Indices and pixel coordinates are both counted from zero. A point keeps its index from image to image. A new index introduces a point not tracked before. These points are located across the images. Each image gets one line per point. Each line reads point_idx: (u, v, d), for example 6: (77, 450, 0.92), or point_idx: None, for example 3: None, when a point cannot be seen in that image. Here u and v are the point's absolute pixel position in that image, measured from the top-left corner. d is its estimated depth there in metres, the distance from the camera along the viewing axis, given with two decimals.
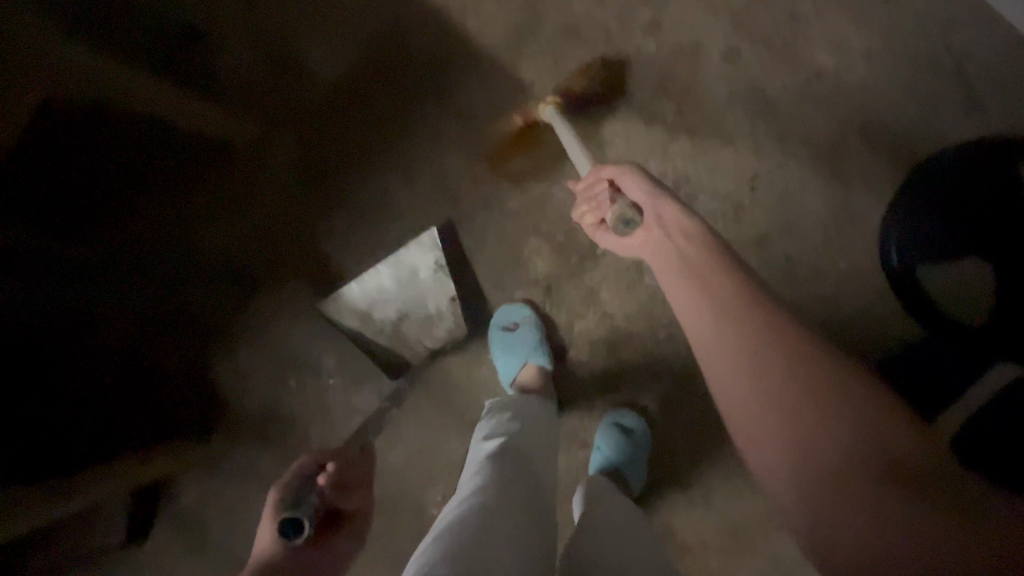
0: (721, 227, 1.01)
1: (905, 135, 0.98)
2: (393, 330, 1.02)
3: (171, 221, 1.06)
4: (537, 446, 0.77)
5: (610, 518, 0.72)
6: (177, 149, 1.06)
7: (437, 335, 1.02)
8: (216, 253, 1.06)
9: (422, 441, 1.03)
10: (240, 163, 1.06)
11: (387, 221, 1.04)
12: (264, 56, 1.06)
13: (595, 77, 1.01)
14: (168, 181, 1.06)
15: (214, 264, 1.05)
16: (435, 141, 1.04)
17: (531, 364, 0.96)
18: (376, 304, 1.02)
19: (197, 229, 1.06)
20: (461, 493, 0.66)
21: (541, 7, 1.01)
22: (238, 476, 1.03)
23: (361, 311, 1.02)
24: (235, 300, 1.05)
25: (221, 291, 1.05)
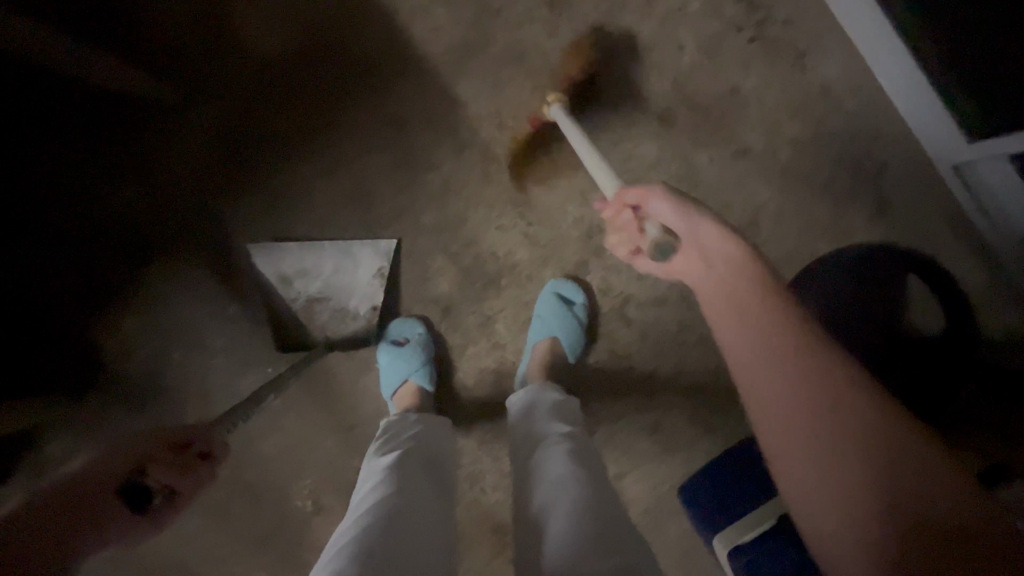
0: (623, 282, 1.03)
1: (815, 228, 0.99)
2: (305, 310, 1.04)
3: (77, 172, 1.02)
4: (436, 451, 0.78)
5: (553, 478, 0.70)
6: (93, 102, 1.02)
7: (343, 329, 1.05)
8: (120, 214, 1.02)
9: (297, 434, 1.05)
10: (158, 125, 1.03)
11: (298, 215, 1.03)
12: (197, 17, 1.01)
13: (531, 109, 1.00)
14: (81, 131, 1.02)
15: (116, 224, 1.02)
16: (361, 141, 1.02)
17: (412, 383, 0.97)
18: (303, 274, 1.03)
19: (103, 185, 1.02)
20: (354, 509, 0.66)
21: (490, 26, 0.99)
22: (103, 440, 1.03)
23: (287, 274, 1.02)
24: (132, 265, 1.02)
25: (118, 255, 1.03)
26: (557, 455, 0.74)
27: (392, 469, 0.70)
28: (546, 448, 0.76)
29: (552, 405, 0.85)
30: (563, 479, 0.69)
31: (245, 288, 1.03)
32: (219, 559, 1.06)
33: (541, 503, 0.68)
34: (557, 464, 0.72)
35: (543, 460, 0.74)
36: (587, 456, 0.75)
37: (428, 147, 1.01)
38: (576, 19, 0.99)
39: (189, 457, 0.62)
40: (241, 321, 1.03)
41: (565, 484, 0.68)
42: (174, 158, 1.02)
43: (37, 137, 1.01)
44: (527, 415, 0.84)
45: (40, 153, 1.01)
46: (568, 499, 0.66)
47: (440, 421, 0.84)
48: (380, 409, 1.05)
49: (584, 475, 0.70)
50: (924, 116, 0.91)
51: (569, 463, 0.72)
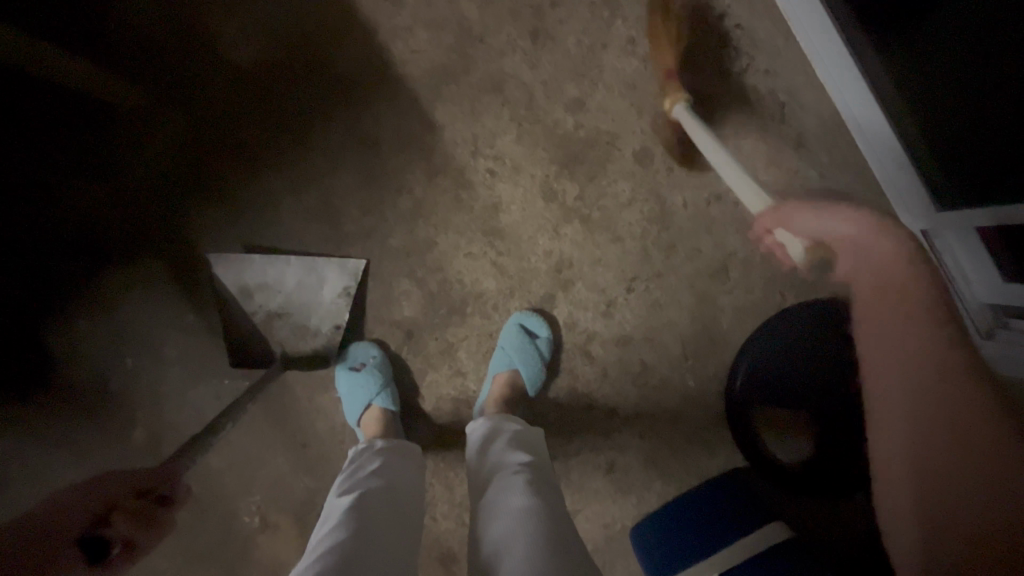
0: (589, 318, 1.01)
1: (783, 279, 0.99)
2: (262, 322, 1.01)
3: (40, 170, 1.01)
4: (404, 482, 0.73)
5: (510, 515, 0.65)
6: (58, 100, 1.00)
7: (301, 347, 1.01)
8: (80, 216, 1.01)
9: (248, 449, 1.03)
10: (123, 126, 1.01)
11: (263, 227, 1.01)
12: (174, 22, 1.01)
13: (507, 137, 1.00)
14: (46, 128, 1.00)
15: (76, 225, 1.01)
16: (334, 157, 1.01)
17: (374, 407, 0.95)
18: (264, 288, 1.00)
19: (66, 185, 1.01)
20: (304, 565, 0.60)
21: (471, 52, 0.99)
22: (48, 442, 1.02)
23: (248, 286, 1.00)
24: (90, 267, 1.01)
25: (73, 256, 1.01)
26: (516, 487, 0.68)
27: (350, 514, 0.65)
28: (505, 480, 0.70)
29: (515, 431, 0.80)
30: (522, 518, 0.64)
31: (201, 298, 1.01)
32: (157, 570, 1.04)
33: (495, 545, 0.62)
34: (515, 499, 0.67)
35: (501, 494, 0.68)
36: (551, 489, 0.70)
37: (401, 168, 1.00)
38: (558, 53, 0.99)
39: (143, 504, 0.66)
40: (197, 331, 1.02)
41: (523, 523, 0.63)
42: (140, 162, 1.01)
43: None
44: (487, 442, 0.79)
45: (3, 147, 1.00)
46: (525, 543, 0.60)
47: (411, 457, 0.79)
48: (335, 430, 1.03)
49: (545, 512, 0.65)
50: (895, 179, 0.92)
51: (530, 498, 0.67)
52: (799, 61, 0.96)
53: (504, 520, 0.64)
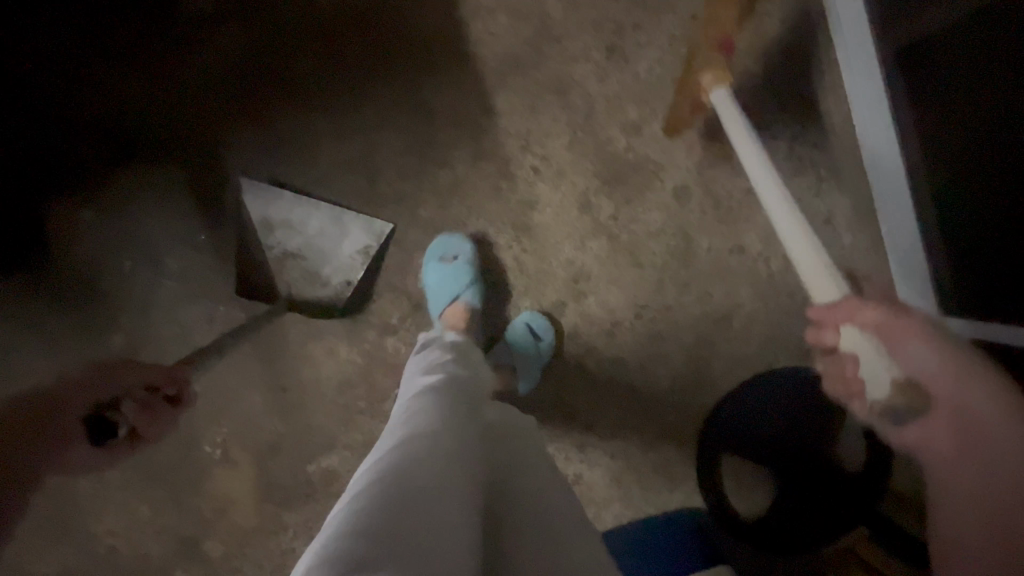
0: (592, 333, 1.04)
1: (781, 343, 1.04)
2: (277, 257, 1.00)
3: (78, 48, 0.97)
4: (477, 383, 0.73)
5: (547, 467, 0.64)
6: None
7: (308, 292, 1.01)
8: (108, 106, 0.98)
9: (227, 380, 1.02)
10: (176, 26, 0.98)
11: (295, 164, 1.00)
12: None
13: (558, 141, 1.01)
14: (96, 9, 0.97)
15: (103, 114, 0.98)
16: (383, 116, 1.00)
17: (460, 302, 0.96)
18: (286, 226, 1.00)
19: (102, 71, 0.98)
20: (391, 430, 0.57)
21: (546, 50, 0.99)
22: (23, 324, 0.99)
23: (272, 219, 0.99)
24: (107, 160, 0.98)
25: (93, 145, 0.98)
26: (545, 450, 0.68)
27: (439, 388, 0.64)
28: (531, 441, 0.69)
29: None
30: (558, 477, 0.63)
31: (216, 218, 0.99)
32: (100, 479, 1.02)
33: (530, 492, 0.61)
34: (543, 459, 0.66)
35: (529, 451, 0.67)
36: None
37: (448, 143, 1.00)
38: (627, 73, 1.00)
39: (155, 398, 0.74)
40: (204, 252, 0.99)
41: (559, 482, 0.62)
42: (184, 66, 0.98)
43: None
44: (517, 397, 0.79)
45: (47, 17, 0.97)
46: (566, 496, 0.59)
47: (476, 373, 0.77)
48: (320, 381, 1.03)
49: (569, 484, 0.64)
50: (908, 273, 0.97)
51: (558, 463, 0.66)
52: (848, 144, 1.00)
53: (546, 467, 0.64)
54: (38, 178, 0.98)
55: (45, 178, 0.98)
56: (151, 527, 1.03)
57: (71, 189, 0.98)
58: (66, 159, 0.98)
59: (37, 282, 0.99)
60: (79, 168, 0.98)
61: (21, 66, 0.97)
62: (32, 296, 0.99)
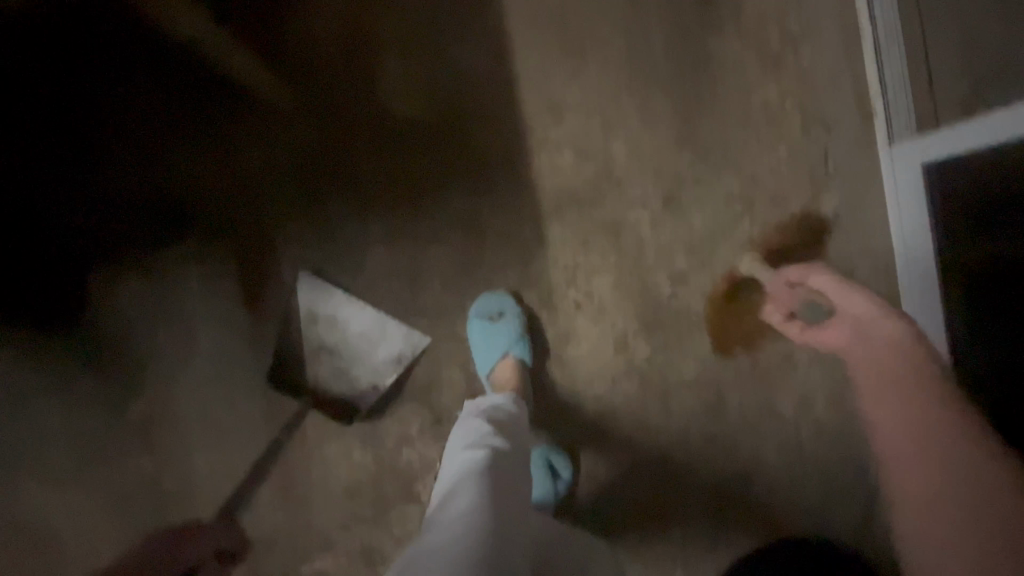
0: (611, 474, 1.02)
1: (803, 515, 1.01)
2: (316, 349, 1.01)
3: (155, 127, 1.00)
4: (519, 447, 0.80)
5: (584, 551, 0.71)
6: (202, 71, 1.00)
7: (335, 391, 1.01)
8: (172, 184, 1.00)
9: (236, 466, 1.00)
10: (251, 119, 1.01)
11: (342, 265, 1.00)
12: (340, 45, 1.01)
13: (604, 280, 1.01)
14: (179, 93, 1.00)
15: (166, 192, 1.00)
16: (436, 230, 1.01)
17: (510, 356, 0.97)
18: (328, 322, 1.00)
19: (173, 151, 1.00)
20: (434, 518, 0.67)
21: (605, 191, 1.01)
22: (49, 380, 1.00)
23: (316, 314, 1.00)
24: (161, 235, 1.00)
25: (150, 219, 1.00)
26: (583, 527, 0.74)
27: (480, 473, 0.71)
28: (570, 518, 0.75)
29: None
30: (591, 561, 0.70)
31: (258, 304, 1.00)
32: (90, 547, 1.00)
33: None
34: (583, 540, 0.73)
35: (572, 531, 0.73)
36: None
37: (496, 264, 1.01)
38: (682, 224, 1.01)
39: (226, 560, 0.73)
40: (238, 337, 1.00)
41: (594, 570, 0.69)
42: (251, 155, 1.01)
43: (136, 79, 1.00)
44: None
45: (131, 95, 1.00)
46: None
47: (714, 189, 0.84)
48: (329, 481, 1.01)
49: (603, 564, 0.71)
50: None
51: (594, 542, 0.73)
52: None
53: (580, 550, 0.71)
54: (91, 243, 1.00)
55: (98, 245, 1.00)
56: None
57: (121, 258, 1.00)
58: (122, 230, 1.00)
59: (71, 343, 1.00)
60: (132, 240, 1.00)
61: (96, 134, 1.00)
62: (63, 356, 1.00)
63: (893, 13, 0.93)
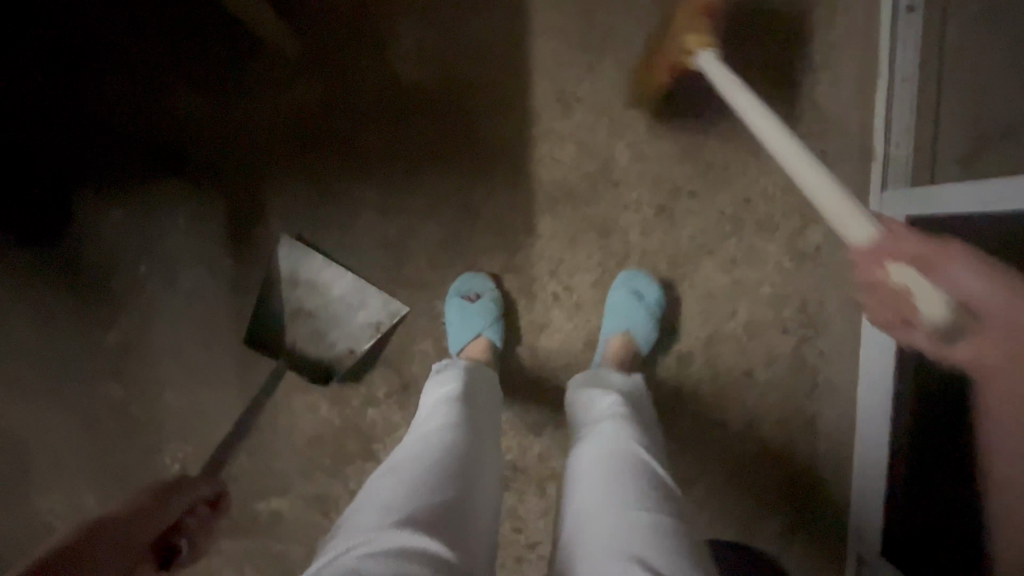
0: (562, 459, 1.07)
1: (732, 522, 1.07)
2: (289, 311, 1.01)
3: (154, 64, 0.98)
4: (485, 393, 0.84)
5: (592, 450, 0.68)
6: (210, 14, 0.97)
7: (309, 351, 1.02)
8: (167, 124, 0.98)
9: (206, 403, 1.03)
10: (254, 67, 0.98)
11: (331, 227, 1.01)
12: (356, 5, 0.98)
13: (586, 277, 1.03)
14: (183, 33, 0.98)
15: (159, 131, 0.98)
16: (429, 206, 1.01)
17: (482, 337, 0.99)
18: (308, 285, 1.01)
19: (171, 90, 0.98)
20: (411, 435, 0.73)
21: (601, 190, 1.01)
22: (26, 300, 1.01)
23: (296, 276, 1.00)
24: (151, 174, 0.99)
25: (141, 157, 0.98)
26: (608, 433, 0.71)
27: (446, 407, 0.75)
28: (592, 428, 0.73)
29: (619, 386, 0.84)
30: (602, 455, 0.67)
31: (242, 251, 1.01)
32: (57, 458, 1.04)
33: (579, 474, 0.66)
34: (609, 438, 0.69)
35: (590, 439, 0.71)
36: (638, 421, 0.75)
37: (482, 247, 1.02)
38: (670, 235, 1.02)
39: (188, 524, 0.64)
40: (219, 283, 1.01)
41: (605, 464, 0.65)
42: (252, 98, 0.99)
43: (140, 14, 0.97)
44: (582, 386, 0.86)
45: (133, 29, 0.97)
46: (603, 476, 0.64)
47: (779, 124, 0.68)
48: (294, 429, 1.05)
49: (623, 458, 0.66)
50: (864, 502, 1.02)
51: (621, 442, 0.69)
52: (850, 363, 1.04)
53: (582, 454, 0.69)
54: (79, 173, 0.98)
55: (86, 176, 0.98)
56: (94, 515, 1.05)
57: (107, 193, 0.99)
58: (111, 165, 0.99)
59: (50, 270, 1.00)
60: (120, 176, 0.99)
61: (94, 61, 0.97)
62: (42, 282, 1.00)
63: (916, 57, 0.92)
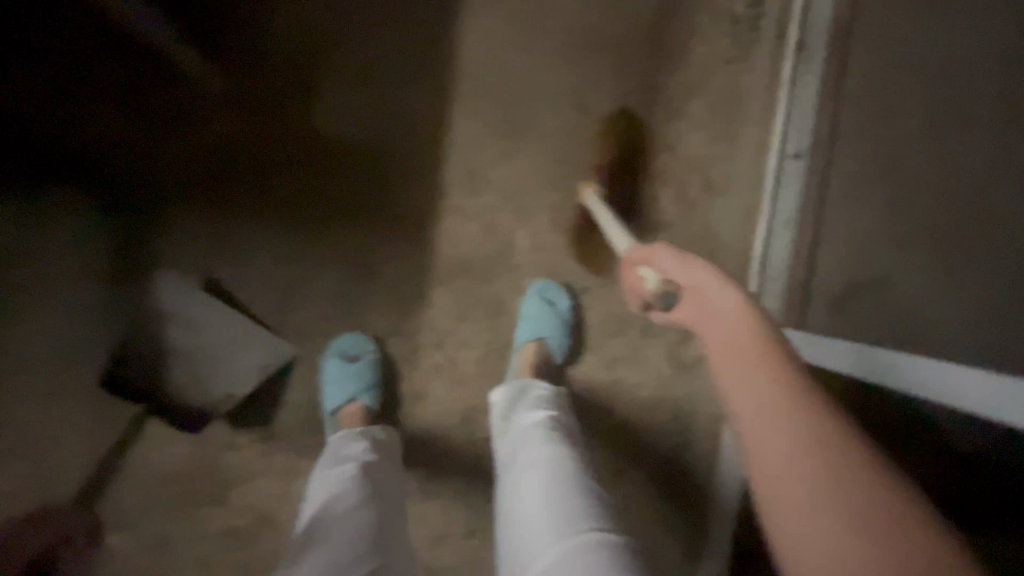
0: (420, 531, 1.05)
1: None
2: (168, 351, 0.99)
3: (73, 85, 0.98)
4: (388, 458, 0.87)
5: (531, 469, 0.74)
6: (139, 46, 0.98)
7: (183, 394, 1.00)
8: (76, 146, 0.97)
9: (52, 429, 0.97)
10: (176, 103, 0.99)
11: (225, 267, 1.00)
12: (288, 60, 1.00)
13: (471, 354, 1.04)
14: (108, 60, 0.98)
15: (66, 151, 0.97)
16: (327, 261, 1.02)
17: (356, 402, 0.98)
18: (190, 325, 0.99)
19: (86, 113, 0.98)
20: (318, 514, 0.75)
21: (498, 272, 1.04)
22: None
23: (178, 314, 0.99)
24: (46, 192, 0.96)
25: (41, 173, 0.96)
26: (540, 445, 0.77)
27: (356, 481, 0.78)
28: (524, 440, 0.79)
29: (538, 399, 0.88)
30: (538, 471, 0.73)
31: (135, 277, 0.99)
32: None
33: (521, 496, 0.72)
34: (540, 454, 0.75)
35: (526, 452, 0.77)
36: (572, 438, 0.80)
37: (373, 308, 1.02)
38: None
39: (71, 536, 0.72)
40: (98, 308, 0.98)
41: (543, 478, 0.71)
42: (169, 130, 0.99)
43: (65, 34, 0.97)
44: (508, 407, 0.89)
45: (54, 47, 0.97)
46: (547, 494, 0.69)
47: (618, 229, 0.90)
48: (146, 465, 1.01)
49: (559, 468, 0.72)
50: None
51: (550, 450, 0.75)
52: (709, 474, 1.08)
53: (525, 472, 0.74)
54: None
55: None
56: None
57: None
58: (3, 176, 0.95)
59: None
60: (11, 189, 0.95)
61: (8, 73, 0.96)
62: None
63: (796, 202, 0.97)
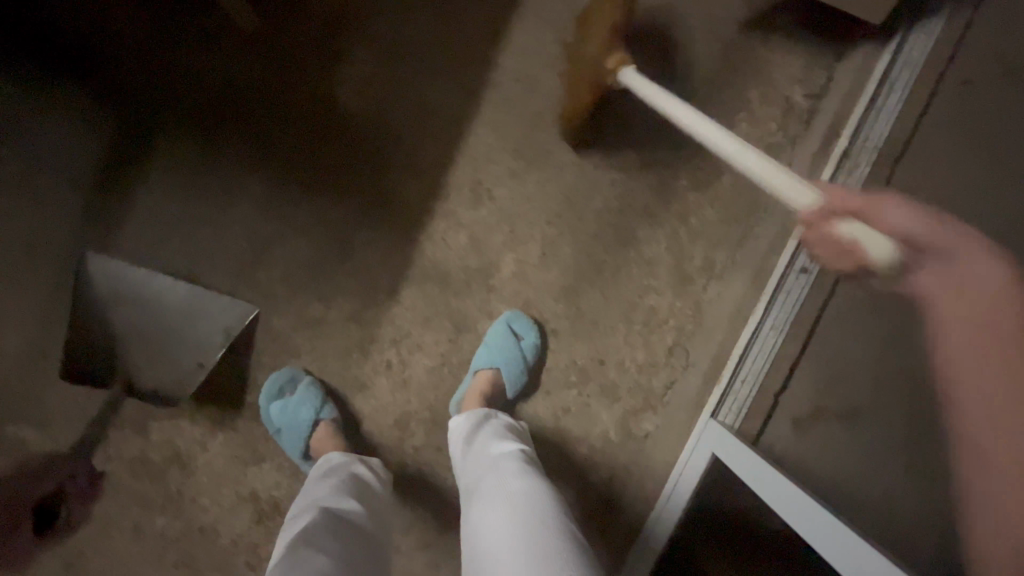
0: None
1: None
2: (127, 336, 0.97)
3: None
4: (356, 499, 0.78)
5: (503, 498, 0.68)
6: None
7: (149, 374, 0.98)
8: (89, 48, 0.95)
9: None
10: (200, 32, 0.96)
11: (206, 203, 0.98)
12: (323, 19, 0.97)
13: (424, 360, 1.01)
14: None
15: (79, 52, 0.95)
16: (308, 227, 0.99)
17: (320, 423, 0.95)
18: (138, 303, 0.97)
19: (109, 19, 0.96)
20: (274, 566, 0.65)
21: (475, 286, 1.00)
22: None
23: (121, 294, 0.97)
24: (52, 89, 0.96)
25: (52, 68, 0.96)
26: (513, 474, 0.72)
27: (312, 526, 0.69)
28: (496, 466, 0.74)
29: (500, 426, 0.84)
30: (510, 501, 0.68)
31: (110, 197, 0.97)
32: None
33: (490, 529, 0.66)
34: (513, 483, 0.70)
35: (497, 481, 0.72)
36: (545, 474, 0.74)
37: (341, 286, 1.00)
38: None
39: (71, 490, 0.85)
40: (72, 211, 0.97)
41: (513, 509, 0.66)
42: (187, 55, 0.97)
43: None
44: (473, 432, 0.83)
45: None
46: (518, 530, 0.64)
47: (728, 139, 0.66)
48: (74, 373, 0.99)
49: (533, 500, 0.67)
50: None
51: (522, 480, 0.71)
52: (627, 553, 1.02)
53: (494, 500, 0.69)
54: None
55: None
56: None
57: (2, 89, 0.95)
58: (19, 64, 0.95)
59: None
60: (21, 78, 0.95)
61: None
62: None
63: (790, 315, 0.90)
